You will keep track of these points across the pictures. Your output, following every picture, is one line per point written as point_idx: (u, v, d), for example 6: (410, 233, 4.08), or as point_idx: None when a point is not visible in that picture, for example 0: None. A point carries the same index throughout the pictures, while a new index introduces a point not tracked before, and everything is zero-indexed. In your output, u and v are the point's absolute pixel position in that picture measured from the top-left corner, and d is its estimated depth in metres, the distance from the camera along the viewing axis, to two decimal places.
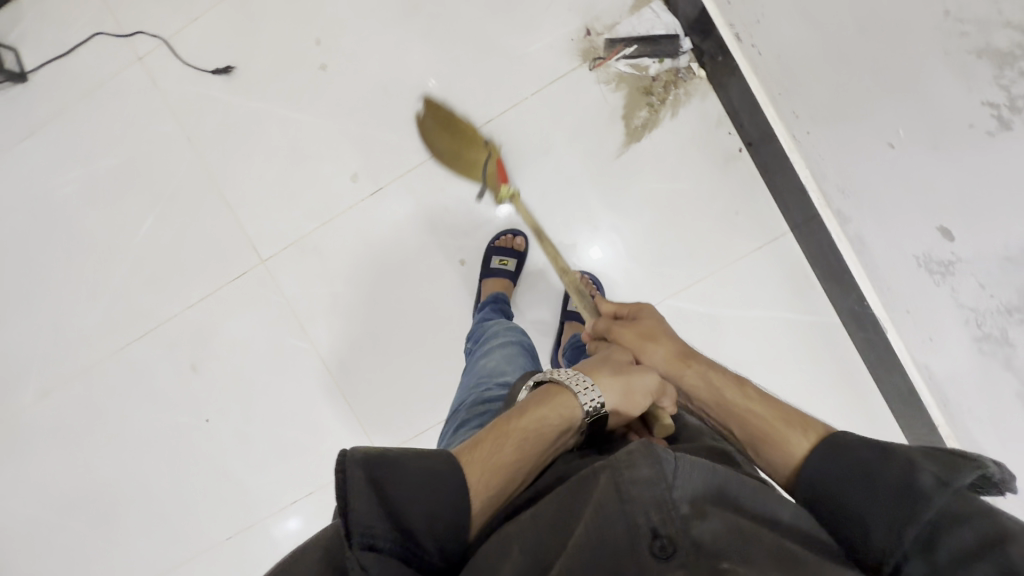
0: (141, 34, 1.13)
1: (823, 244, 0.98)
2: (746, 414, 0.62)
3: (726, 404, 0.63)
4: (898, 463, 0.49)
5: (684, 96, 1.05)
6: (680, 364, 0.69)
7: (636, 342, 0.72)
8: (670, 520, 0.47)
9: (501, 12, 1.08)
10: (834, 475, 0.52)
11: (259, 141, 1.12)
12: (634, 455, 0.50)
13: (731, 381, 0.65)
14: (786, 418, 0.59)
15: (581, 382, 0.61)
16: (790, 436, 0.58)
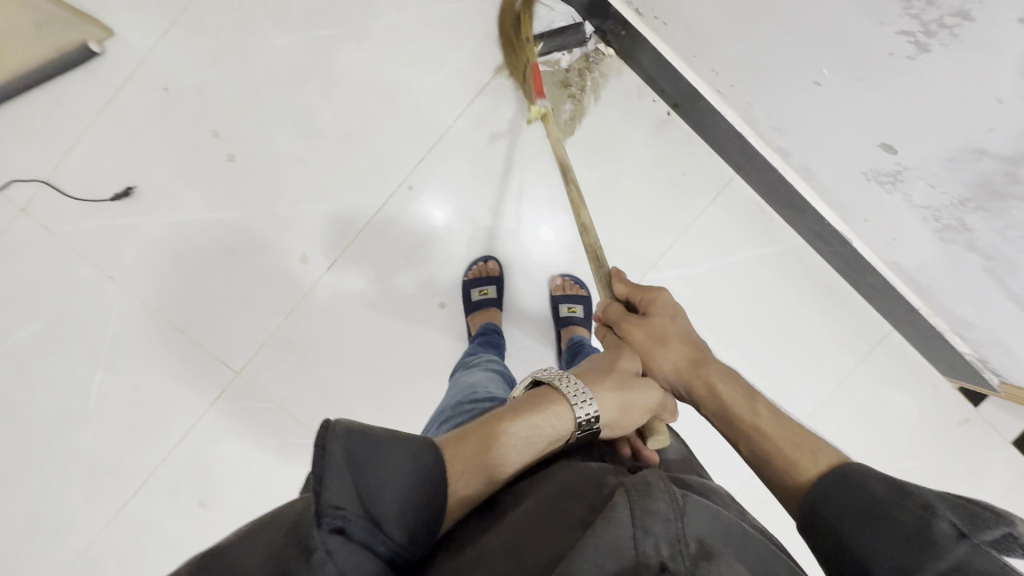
0: (16, 183, 1.01)
1: (772, 179, 1.01)
2: (752, 429, 0.60)
3: (730, 419, 0.62)
4: (913, 504, 0.45)
5: (601, 78, 1.05)
6: (689, 372, 0.67)
7: (646, 345, 0.69)
8: (678, 554, 0.43)
9: (397, 46, 1.03)
10: (843, 502, 0.48)
11: (190, 253, 1.04)
12: (652, 487, 0.49)
13: (741, 396, 0.62)
14: (799, 443, 0.56)
15: (578, 391, 0.59)
16: (800, 459, 0.54)
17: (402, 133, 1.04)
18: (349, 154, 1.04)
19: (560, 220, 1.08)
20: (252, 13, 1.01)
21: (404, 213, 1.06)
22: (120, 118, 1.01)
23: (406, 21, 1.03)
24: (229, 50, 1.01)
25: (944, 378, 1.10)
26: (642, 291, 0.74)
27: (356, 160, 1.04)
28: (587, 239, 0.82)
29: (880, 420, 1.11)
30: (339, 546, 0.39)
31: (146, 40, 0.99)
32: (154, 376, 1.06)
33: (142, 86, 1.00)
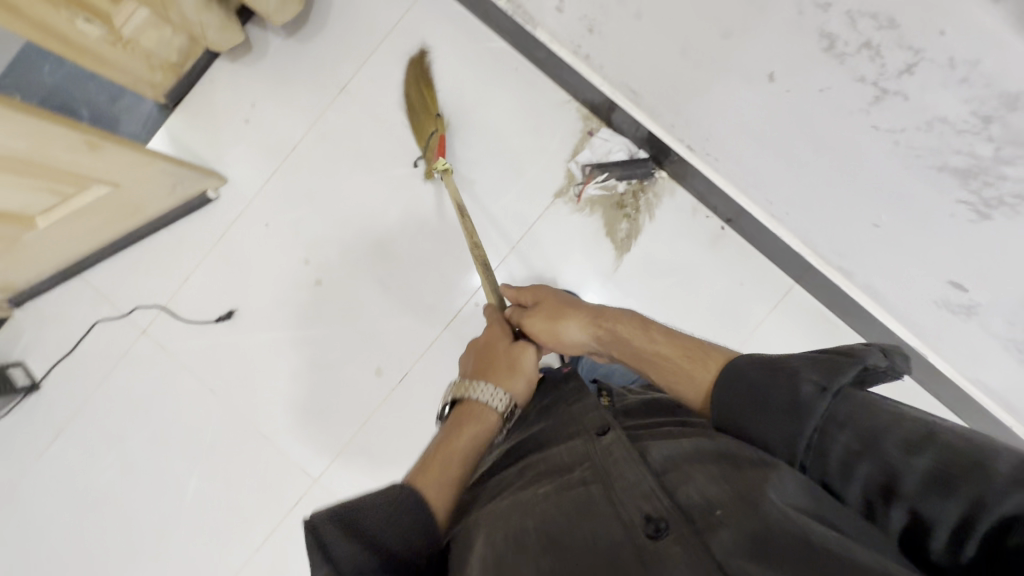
0: (140, 308, 1.16)
1: (834, 291, 1.01)
2: (668, 366, 0.63)
3: (639, 353, 0.65)
4: (784, 379, 0.51)
5: (654, 198, 1.11)
6: (594, 328, 0.70)
7: (547, 328, 0.73)
8: (658, 504, 0.49)
9: (463, 177, 1.13)
10: (733, 401, 0.54)
11: (279, 367, 1.14)
12: (617, 460, 0.55)
13: (643, 333, 0.66)
14: (692, 356, 0.61)
15: (484, 389, 0.69)
16: (698, 372, 0.60)
17: (469, 254, 1.13)
18: (420, 275, 1.13)
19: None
20: (341, 156, 1.14)
21: (471, 327, 1.12)
22: (228, 251, 1.15)
23: (475, 155, 1.13)
24: (321, 188, 1.14)
25: None
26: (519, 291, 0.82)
27: (428, 279, 1.13)
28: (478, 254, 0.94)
29: None
30: (335, 543, 0.51)
31: (253, 185, 1.15)
32: (243, 481, 1.14)
33: (248, 223, 1.15)
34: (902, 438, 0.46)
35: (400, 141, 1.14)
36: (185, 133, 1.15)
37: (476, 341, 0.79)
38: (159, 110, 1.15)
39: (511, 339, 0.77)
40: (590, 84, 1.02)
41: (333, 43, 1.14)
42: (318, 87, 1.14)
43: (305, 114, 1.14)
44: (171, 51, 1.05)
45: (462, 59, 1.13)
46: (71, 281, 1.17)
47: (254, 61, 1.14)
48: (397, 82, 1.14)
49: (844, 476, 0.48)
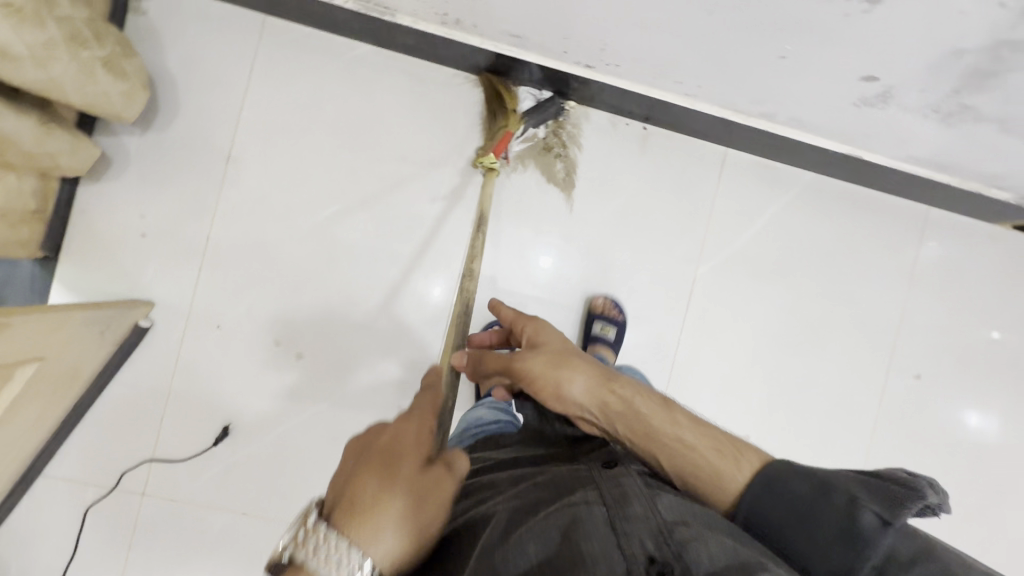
0: (127, 474, 1.04)
1: (763, 138, 1.07)
2: (682, 445, 0.63)
3: (649, 428, 0.66)
4: (839, 500, 0.52)
5: (574, 128, 1.12)
6: (603, 389, 0.70)
7: (549, 378, 0.73)
8: (663, 544, 0.50)
9: (392, 190, 1.09)
10: (780, 510, 0.55)
11: (305, 456, 1.08)
12: (626, 493, 0.57)
13: (657, 409, 0.67)
14: (718, 447, 0.62)
15: (340, 560, 0.44)
16: (725, 469, 0.60)
17: (433, 259, 1.10)
18: (397, 300, 1.10)
19: (601, 261, 1.14)
20: (261, 226, 1.07)
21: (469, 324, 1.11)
22: (192, 372, 1.05)
23: (392, 164, 1.09)
24: (257, 265, 1.07)
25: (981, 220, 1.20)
26: (529, 326, 0.83)
27: (407, 301, 1.10)
28: (469, 285, 0.90)
29: (944, 284, 1.23)
30: None
31: (184, 295, 1.05)
32: None
33: (199, 334, 1.05)
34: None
35: (313, 184, 1.08)
36: (83, 278, 1.03)
37: (376, 437, 0.55)
38: (40, 268, 1.01)
39: (423, 455, 0.55)
40: (470, 47, 1.00)
41: (194, 119, 1.04)
42: (200, 168, 1.05)
43: (202, 202, 1.05)
44: (24, 198, 0.90)
45: (333, 79, 1.07)
46: (34, 486, 1.03)
47: (118, 173, 1.03)
48: (280, 129, 1.06)
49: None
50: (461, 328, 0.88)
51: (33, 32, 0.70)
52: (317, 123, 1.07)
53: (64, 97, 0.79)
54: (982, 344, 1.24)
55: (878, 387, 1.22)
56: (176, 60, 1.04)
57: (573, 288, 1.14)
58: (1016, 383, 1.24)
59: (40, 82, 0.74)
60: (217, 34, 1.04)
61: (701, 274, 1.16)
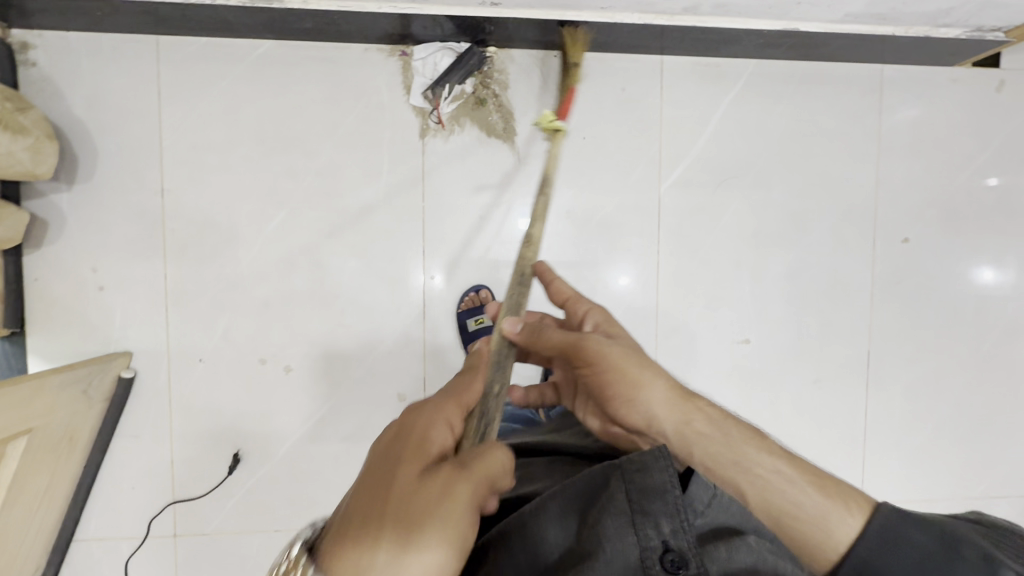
0: (154, 521, 1.06)
1: (695, 35, 1.03)
2: (781, 479, 0.49)
3: (745, 461, 0.51)
4: (971, 553, 0.41)
5: (502, 74, 1.08)
6: (682, 401, 0.57)
7: (623, 382, 0.60)
8: (682, 533, 0.44)
9: (334, 183, 1.06)
10: (898, 568, 0.43)
11: (320, 463, 1.09)
12: (645, 459, 0.48)
13: (747, 433, 0.53)
14: (820, 484, 0.49)
15: None
16: (831, 512, 0.47)
17: (393, 242, 1.08)
18: (369, 291, 1.08)
19: (564, 204, 1.12)
20: (215, 251, 1.05)
21: (447, 297, 1.10)
22: (189, 409, 1.06)
23: (328, 157, 1.06)
24: (222, 290, 1.05)
25: (937, 65, 1.16)
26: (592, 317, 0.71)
27: (380, 290, 1.08)
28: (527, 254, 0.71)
29: (914, 140, 1.19)
30: None
31: (159, 337, 1.04)
32: None
33: (184, 372, 1.05)
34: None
35: (254, 197, 1.05)
36: (55, 344, 1.02)
37: (382, 446, 0.48)
38: (11, 344, 1.01)
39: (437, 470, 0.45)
40: (369, 16, 0.96)
41: (118, 160, 1.02)
42: (138, 208, 1.03)
43: (150, 241, 1.03)
44: None
45: (245, 85, 1.03)
46: (71, 552, 1.05)
47: (58, 232, 1.01)
48: (208, 150, 1.04)
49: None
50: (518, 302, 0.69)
51: None
52: (241, 133, 1.04)
53: None
54: (965, 191, 1.21)
55: (868, 260, 1.20)
56: (82, 104, 1.00)
57: None
58: (1006, 225, 1.22)
59: None
60: (114, 67, 1.00)
61: (666, 192, 1.14)
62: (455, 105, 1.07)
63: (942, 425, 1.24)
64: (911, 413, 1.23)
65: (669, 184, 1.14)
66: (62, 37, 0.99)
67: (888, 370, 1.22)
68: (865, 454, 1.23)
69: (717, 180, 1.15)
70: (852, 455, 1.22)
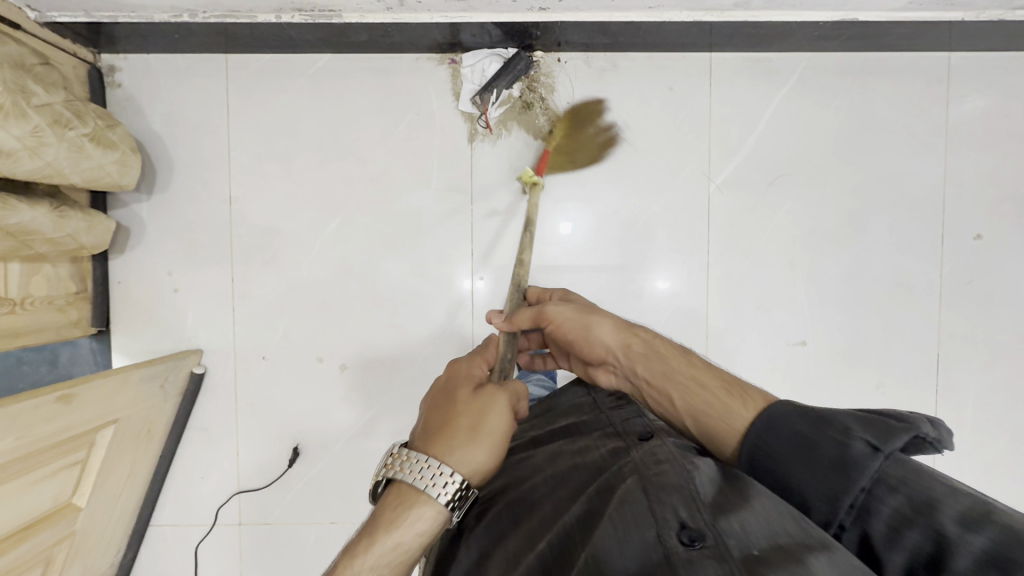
0: (221, 509, 1.12)
1: (745, 30, 1.01)
2: (695, 385, 0.60)
3: (671, 372, 0.62)
4: (832, 433, 0.45)
5: (548, 78, 1.09)
6: (626, 334, 0.68)
7: (574, 327, 0.71)
8: (697, 513, 0.43)
9: (386, 189, 1.10)
10: (781, 454, 0.48)
11: (372, 459, 1.13)
12: (662, 464, 0.52)
13: (676, 350, 0.65)
14: (729, 389, 0.57)
15: (429, 469, 0.51)
16: (732, 407, 0.55)
17: (441, 245, 1.11)
18: (418, 292, 1.11)
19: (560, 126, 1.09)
20: (277, 254, 1.11)
21: (494, 298, 1.12)
22: (253, 405, 1.12)
23: (381, 163, 1.10)
24: (282, 292, 1.11)
25: (1011, 50, 1.09)
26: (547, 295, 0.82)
27: (429, 292, 1.11)
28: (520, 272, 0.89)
29: (986, 131, 1.12)
30: None
31: (226, 336, 1.11)
32: None
33: (248, 370, 1.11)
34: (962, 512, 0.37)
35: (312, 203, 1.11)
36: (136, 342, 1.11)
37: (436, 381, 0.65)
38: (97, 342, 1.10)
39: (473, 384, 0.62)
40: (422, 26, 0.99)
41: (189, 172, 1.09)
42: (208, 215, 1.10)
43: (219, 246, 1.10)
44: (63, 282, 1.01)
45: (305, 97, 1.09)
46: (147, 536, 1.12)
47: (138, 239, 1.10)
48: (270, 159, 1.10)
49: (888, 546, 0.39)
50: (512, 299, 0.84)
51: (18, 125, 0.74)
52: (301, 142, 1.10)
53: (65, 179, 0.85)
54: None
55: (935, 259, 1.13)
56: (160, 120, 1.09)
57: (582, 238, 1.12)
58: None
59: (37, 169, 0.80)
60: (187, 85, 1.08)
61: (714, 191, 1.12)
62: (505, 111, 1.09)
63: None
64: (986, 422, 1.15)
65: (718, 183, 1.12)
66: (144, 60, 1.07)
67: (960, 375, 1.14)
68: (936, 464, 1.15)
69: (768, 176, 1.12)
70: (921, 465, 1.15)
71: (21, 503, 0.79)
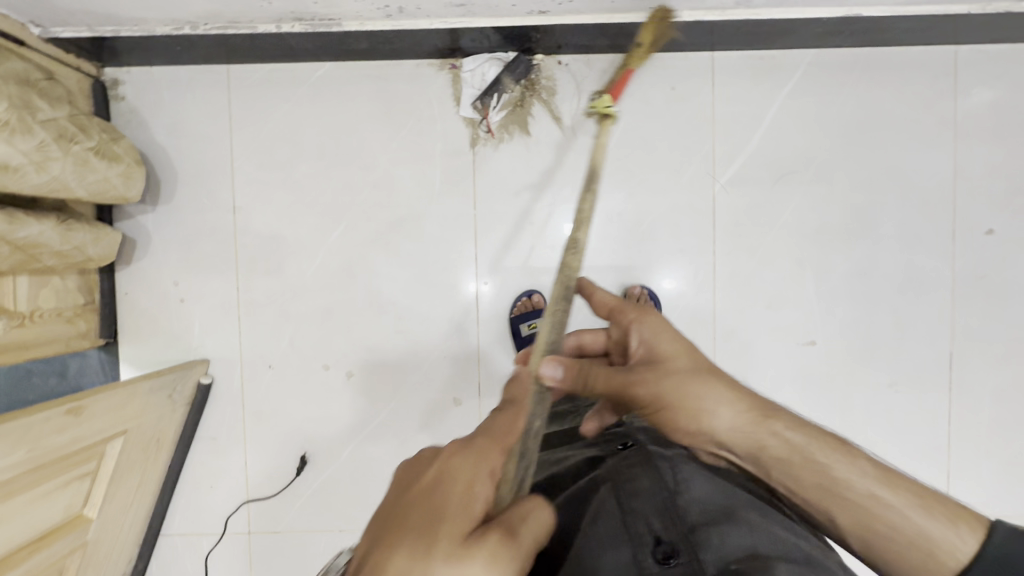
0: (230, 518, 1.13)
1: (746, 28, 1.00)
2: (870, 501, 0.49)
3: (829, 483, 0.50)
4: None
5: (550, 82, 1.08)
6: (762, 420, 0.53)
7: (688, 407, 0.54)
8: (670, 524, 0.46)
9: (389, 195, 1.10)
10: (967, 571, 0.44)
11: (380, 464, 1.13)
12: (633, 471, 0.52)
13: (834, 444, 0.52)
14: (892, 483, 0.50)
15: None
16: (911, 519, 0.48)
17: (444, 251, 1.11)
18: (422, 298, 1.11)
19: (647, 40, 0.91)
20: (281, 263, 1.11)
21: (499, 303, 1.11)
22: (259, 413, 1.12)
23: (383, 170, 1.10)
24: (287, 300, 1.11)
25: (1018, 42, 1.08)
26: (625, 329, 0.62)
27: (433, 298, 1.11)
28: (569, 256, 0.59)
29: (996, 123, 1.10)
30: None
31: (232, 345, 1.11)
32: None
33: (254, 379, 1.12)
34: None
35: (316, 211, 1.11)
36: (143, 352, 1.11)
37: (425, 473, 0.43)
38: (106, 352, 1.11)
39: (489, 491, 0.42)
40: (421, 33, 0.99)
41: (193, 183, 1.10)
42: (212, 226, 1.11)
43: (224, 256, 1.11)
44: (72, 294, 1.02)
45: (306, 106, 1.09)
46: (157, 546, 1.13)
47: (143, 250, 1.11)
48: (273, 169, 1.10)
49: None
50: (558, 317, 0.56)
51: (24, 140, 0.75)
52: (303, 151, 1.10)
53: (71, 193, 0.85)
54: None
55: (946, 254, 1.11)
56: (164, 132, 1.09)
57: (586, 239, 1.11)
58: None
59: (44, 184, 0.80)
60: (190, 97, 1.09)
61: (718, 191, 1.11)
62: (507, 115, 1.09)
63: None
64: (1003, 420, 1.13)
65: (722, 183, 1.11)
66: (147, 72, 1.08)
67: (974, 373, 1.12)
68: (950, 463, 1.14)
69: (773, 175, 1.11)
70: (934, 464, 1.14)
71: (33, 516, 0.80)
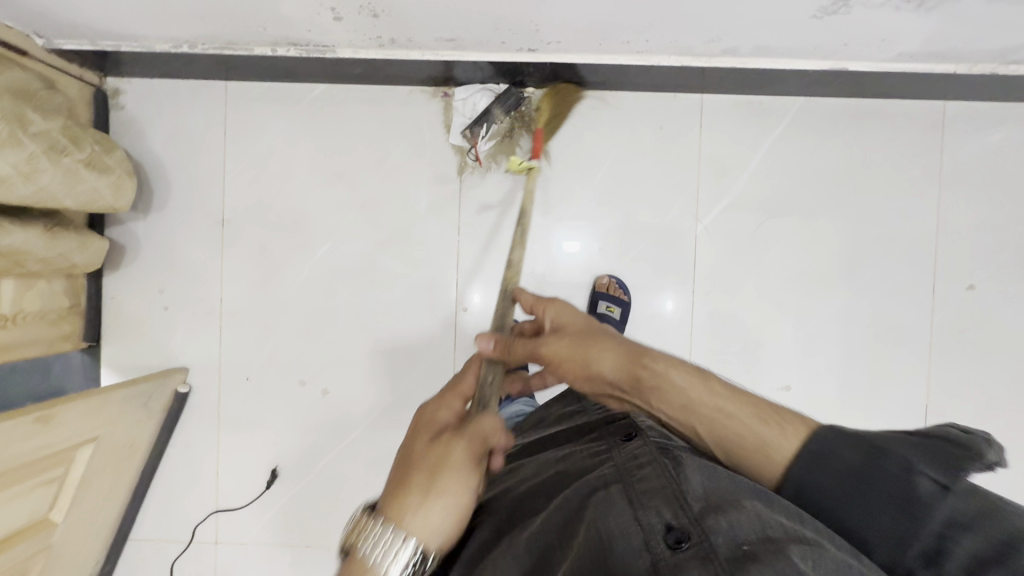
0: (199, 526, 1.13)
1: (734, 74, 1.02)
2: (719, 415, 0.54)
3: (689, 409, 0.56)
4: (891, 467, 0.46)
5: (540, 112, 1.09)
6: (634, 366, 0.59)
7: (576, 361, 0.63)
8: (681, 514, 0.45)
9: (376, 216, 1.12)
10: (828, 485, 0.48)
11: (350, 482, 1.13)
12: (640, 466, 0.53)
13: (689, 372, 0.57)
14: (759, 414, 0.53)
15: (387, 541, 0.51)
16: (771, 437, 0.51)
17: (427, 274, 1.12)
18: (402, 319, 1.12)
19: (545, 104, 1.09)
20: (266, 276, 1.13)
21: (477, 329, 1.12)
22: (235, 424, 1.13)
23: (371, 192, 1.12)
24: (270, 313, 1.13)
25: (1005, 101, 1.09)
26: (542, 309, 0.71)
27: (413, 320, 1.12)
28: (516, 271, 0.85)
29: (983, 179, 1.11)
30: None
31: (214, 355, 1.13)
32: None
33: (233, 389, 1.13)
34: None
35: (304, 227, 1.12)
36: (125, 357, 1.13)
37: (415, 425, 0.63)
38: (88, 355, 1.12)
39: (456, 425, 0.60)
40: (414, 62, 1.01)
41: (186, 193, 1.12)
42: (202, 236, 1.12)
43: (211, 266, 1.13)
44: (58, 297, 1.04)
45: (301, 124, 1.11)
46: (125, 550, 1.14)
47: (132, 256, 1.12)
48: (265, 184, 1.12)
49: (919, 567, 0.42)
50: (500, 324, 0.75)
51: (14, 152, 0.77)
52: (296, 168, 1.12)
53: (59, 203, 0.87)
54: None
55: (927, 306, 1.11)
56: (160, 142, 1.12)
57: (567, 270, 1.12)
58: None
59: (30, 194, 0.82)
60: (188, 110, 1.11)
61: (702, 228, 1.11)
62: (496, 144, 1.10)
63: (1015, 491, 1.13)
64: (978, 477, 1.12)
65: (706, 221, 1.12)
66: (147, 84, 1.11)
67: None
68: None
69: (757, 217, 1.12)
70: None
71: None
